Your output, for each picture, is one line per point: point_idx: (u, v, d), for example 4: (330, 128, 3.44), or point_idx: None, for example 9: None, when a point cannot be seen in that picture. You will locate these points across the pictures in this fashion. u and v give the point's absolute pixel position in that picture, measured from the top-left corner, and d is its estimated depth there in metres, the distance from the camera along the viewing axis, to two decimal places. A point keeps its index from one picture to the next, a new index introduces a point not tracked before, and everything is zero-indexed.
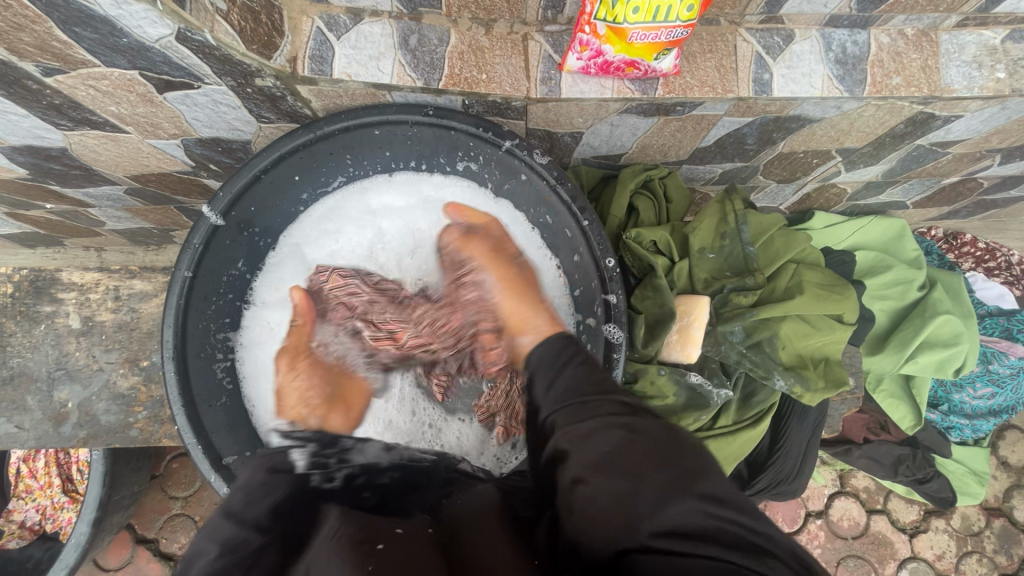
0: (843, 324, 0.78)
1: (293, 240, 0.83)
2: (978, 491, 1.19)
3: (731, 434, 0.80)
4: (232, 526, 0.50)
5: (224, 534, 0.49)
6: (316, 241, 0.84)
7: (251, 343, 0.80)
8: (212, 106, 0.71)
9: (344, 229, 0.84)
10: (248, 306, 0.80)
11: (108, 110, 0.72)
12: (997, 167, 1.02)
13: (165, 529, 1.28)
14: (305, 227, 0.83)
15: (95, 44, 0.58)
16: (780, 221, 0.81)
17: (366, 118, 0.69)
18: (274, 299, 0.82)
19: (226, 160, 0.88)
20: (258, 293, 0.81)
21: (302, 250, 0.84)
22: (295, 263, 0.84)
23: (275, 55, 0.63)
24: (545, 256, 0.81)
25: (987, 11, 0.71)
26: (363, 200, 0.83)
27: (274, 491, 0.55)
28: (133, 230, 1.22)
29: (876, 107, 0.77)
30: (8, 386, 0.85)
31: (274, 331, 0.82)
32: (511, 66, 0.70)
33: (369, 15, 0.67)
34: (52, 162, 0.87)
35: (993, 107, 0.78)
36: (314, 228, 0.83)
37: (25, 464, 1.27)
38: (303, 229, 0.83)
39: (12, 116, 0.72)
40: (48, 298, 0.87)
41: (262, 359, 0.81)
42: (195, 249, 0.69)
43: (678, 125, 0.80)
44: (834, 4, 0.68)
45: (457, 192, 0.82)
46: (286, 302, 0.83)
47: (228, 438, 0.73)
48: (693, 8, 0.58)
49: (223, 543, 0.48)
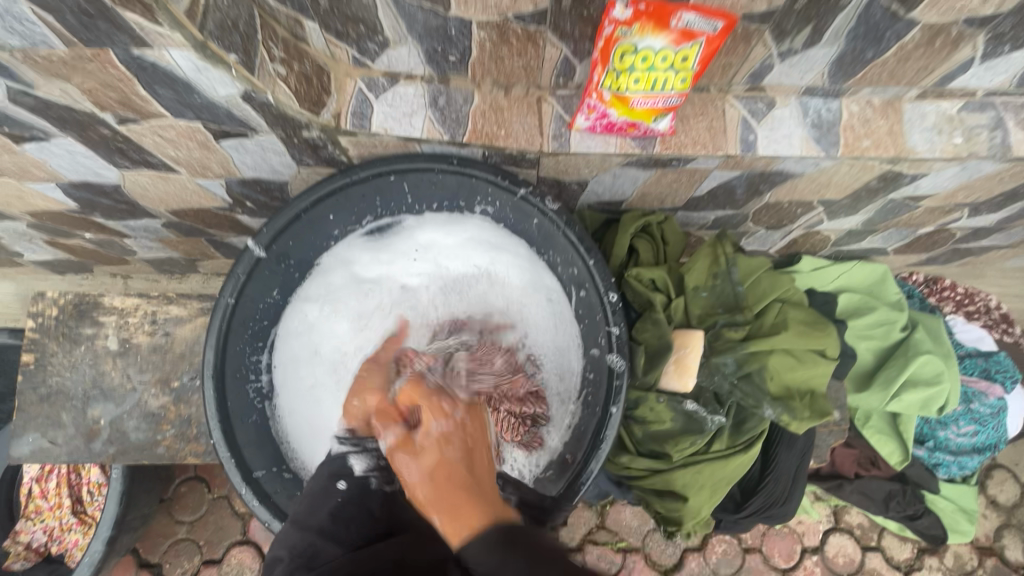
0: (825, 358, 0.85)
1: (342, 255, 0.87)
2: (968, 528, 1.23)
3: (724, 458, 0.85)
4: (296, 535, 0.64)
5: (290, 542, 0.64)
6: (369, 258, 0.88)
7: (290, 341, 0.85)
8: (260, 152, 0.80)
9: (395, 259, 0.89)
10: (284, 329, 0.85)
11: (166, 153, 0.80)
12: (966, 219, 1.12)
13: (169, 553, 1.29)
14: (353, 247, 0.87)
15: (170, 100, 0.66)
16: (767, 263, 0.88)
17: (397, 165, 0.79)
18: (315, 298, 0.86)
19: (263, 199, 0.96)
20: (305, 305, 0.86)
21: (350, 263, 0.88)
22: (343, 273, 0.88)
23: (322, 112, 0.72)
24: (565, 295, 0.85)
25: (943, 87, 0.81)
26: (411, 232, 0.88)
27: (333, 497, 0.69)
28: (161, 259, 1.30)
29: (850, 165, 0.86)
30: (45, 403, 0.91)
31: (313, 325, 0.86)
32: (527, 123, 0.79)
33: (404, 78, 0.77)
34: (103, 197, 0.96)
35: (954, 167, 0.87)
36: (365, 248, 0.88)
37: (37, 484, 1.30)
38: (351, 249, 0.87)
39: (79, 156, 0.81)
40: (89, 321, 0.93)
41: (296, 350, 0.85)
42: (239, 278, 0.77)
43: (674, 177, 0.89)
44: (809, 78, 0.78)
45: (500, 242, 0.87)
46: (326, 301, 0.87)
47: (257, 453, 0.79)
48: (686, 80, 0.68)
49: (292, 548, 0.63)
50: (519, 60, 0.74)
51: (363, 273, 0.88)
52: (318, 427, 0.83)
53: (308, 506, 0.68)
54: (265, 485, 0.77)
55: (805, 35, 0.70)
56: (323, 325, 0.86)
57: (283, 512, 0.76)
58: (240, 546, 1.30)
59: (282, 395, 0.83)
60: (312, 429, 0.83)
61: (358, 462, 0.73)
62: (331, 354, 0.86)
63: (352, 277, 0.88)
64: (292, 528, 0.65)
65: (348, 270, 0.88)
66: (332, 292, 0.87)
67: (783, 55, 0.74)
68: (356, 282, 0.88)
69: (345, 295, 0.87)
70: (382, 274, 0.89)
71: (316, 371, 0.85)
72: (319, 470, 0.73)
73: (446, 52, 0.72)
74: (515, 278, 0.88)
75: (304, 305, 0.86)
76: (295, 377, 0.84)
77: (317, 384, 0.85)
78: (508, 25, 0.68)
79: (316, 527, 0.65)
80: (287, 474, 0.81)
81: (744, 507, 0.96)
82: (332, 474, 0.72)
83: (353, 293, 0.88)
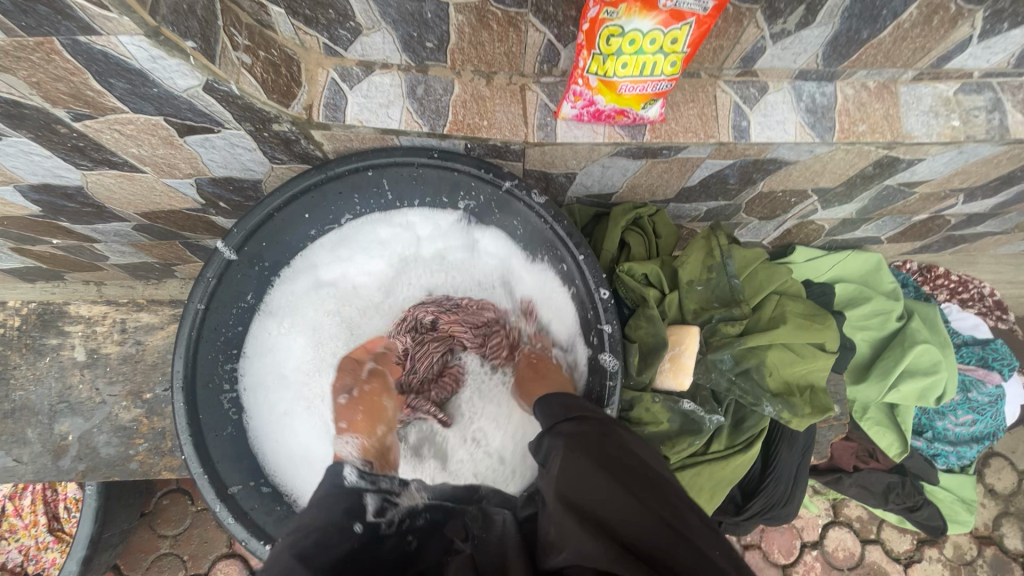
0: (825, 351, 0.82)
1: (309, 260, 0.84)
2: (968, 519, 1.22)
3: (723, 459, 0.82)
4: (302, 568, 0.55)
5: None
6: (330, 260, 0.85)
7: (256, 353, 0.81)
8: (229, 148, 0.75)
9: (352, 256, 0.86)
10: (257, 337, 0.81)
11: (129, 151, 0.76)
12: (961, 205, 1.10)
13: (151, 569, 1.24)
14: (321, 251, 0.84)
15: (126, 92, 0.62)
16: (763, 255, 0.85)
17: (375, 160, 0.74)
18: (279, 309, 0.83)
19: (236, 199, 0.92)
20: (273, 307, 0.83)
21: (315, 269, 0.85)
22: (306, 280, 0.85)
23: (292, 104, 0.68)
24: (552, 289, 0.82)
25: (939, 68, 0.78)
26: (373, 231, 0.85)
27: (350, 539, 0.62)
28: (135, 264, 1.24)
29: (846, 151, 0.84)
30: (9, 419, 0.86)
31: (275, 344, 0.83)
32: (510, 113, 0.75)
33: (380, 68, 0.73)
34: (66, 200, 0.91)
35: (950, 151, 0.85)
36: (328, 253, 0.85)
37: (10, 502, 1.24)
38: (318, 253, 0.84)
39: (35, 156, 0.76)
40: (54, 331, 0.88)
41: (261, 370, 0.82)
42: (209, 282, 0.72)
43: (665, 167, 0.86)
44: (802, 61, 0.75)
45: (457, 235, 0.86)
46: (289, 315, 0.84)
47: (233, 467, 0.75)
48: (676, 64, 0.65)
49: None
50: (500, 46, 0.70)
51: (324, 279, 0.86)
52: (296, 448, 0.82)
53: (313, 538, 0.59)
54: (242, 501, 0.73)
55: (798, 14, 0.67)
56: (286, 342, 0.84)
57: (262, 529, 0.73)
58: (226, 560, 1.25)
59: (255, 411, 0.80)
60: (290, 450, 0.82)
61: (372, 499, 0.72)
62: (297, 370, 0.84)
63: (315, 284, 0.85)
64: (296, 563, 0.55)
65: (311, 279, 0.85)
66: (296, 305, 0.84)
67: (775, 37, 0.71)
68: (316, 290, 0.85)
69: (309, 307, 0.85)
70: (342, 279, 0.87)
71: (282, 389, 0.83)
72: (325, 506, 0.65)
73: (423, 38, 0.68)
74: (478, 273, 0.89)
75: (268, 315, 0.82)
76: (262, 395, 0.81)
77: (291, 402, 0.83)
78: (487, 7, 0.65)
79: (313, 561, 0.56)
80: (266, 488, 0.77)
81: (745, 510, 0.93)
82: (346, 512, 0.65)
83: (316, 303, 0.85)
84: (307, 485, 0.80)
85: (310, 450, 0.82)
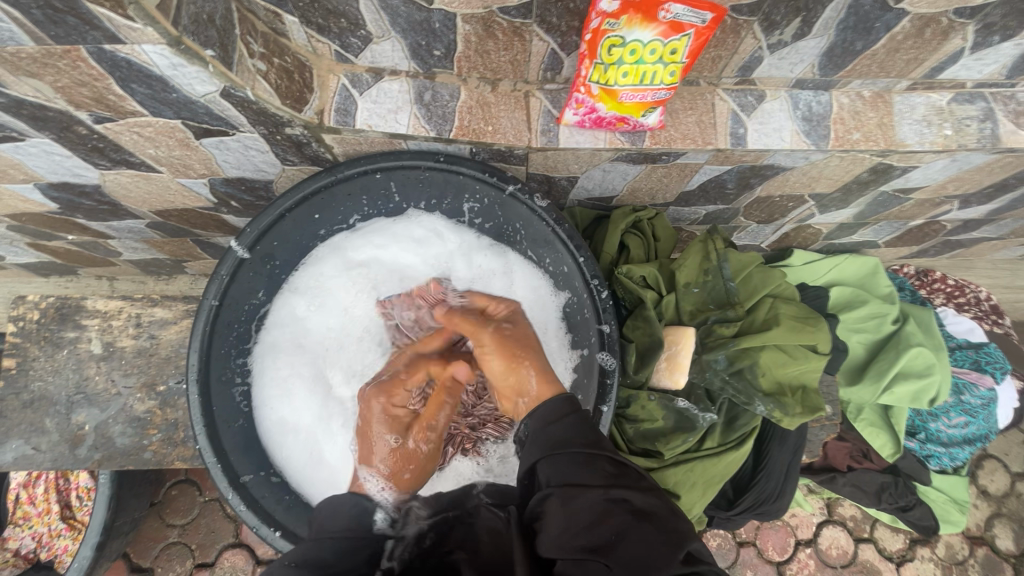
0: (816, 353, 0.84)
1: (338, 241, 0.85)
2: (959, 518, 1.25)
3: (716, 455, 0.85)
4: None
5: None
6: (361, 245, 0.86)
7: (280, 325, 0.83)
8: (243, 150, 0.78)
9: (386, 248, 0.87)
10: (272, 324, 0.83)
11: (147, 152, 0.78)
12: (957, 211, 1.12)
13: (160, 557, 1.28)
14: (354, 239, 0.86)
15: (146, 97, 0.65)
16: (757, 259, 0.88)
17: (383, 163, 0.77)
18: (306, 287, 0.85)
19: (248, 198, 0.94)
20: (298, 281, 0.84)
21: (343, 249, 0.86)
22: (335, 261, 0.85)
23: (305, 109, 0.70)
24: (548, 295, 0.83)
25: (933, 78, 0.80)
26: (408, 228, 0.86)
27: None
28: (147, 260, 1.28)
29: (841, 158, 0.86)
30: (28, 409, 0.89)
31: (301, 320, 0.85)
32: (514, 119, 0.78)
33: (389, 74, 0.75)
34: (84, 198, 0.94)
35: (944, 159, 0.87)
36: (363, 239, 0.86)
37: (24, 490, 1.27)
38: (351, 241, 0.86)
39: (56, 156, 0.79)
40: (72, 324, 0.91)
41: (277, 339, 0.83)
42: (223, 279, 0.76)
43: (665, 172, 0.88)
44: (799, 70, 0.77)
45: (489, 257, 0.85)
46: (315, 292, 0.85)
47: (244, 457, 0.78)
48: (674, 74, 0.67)
49: None
50: (505, 54, 0.73)
51: (353, 262, 0.86)
52: (292, 419, 0.82)
53: None
54: (252, 490, 0.76)
55: (794, 26, 0.69)
56: (311, 321, 0.85)
57: (271, 516, 0.76)
58: (233, 549, 1.29)
59: (261, 382, 0.81)
60: (283, 419, 0.82)
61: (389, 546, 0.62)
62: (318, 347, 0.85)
63: (343, 265, 0.86)
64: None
65: (339, 261, 0.86)
66: (323, 285, 0.85)
67: (772, 47, 0.73)
68: (347, 271, 0.86)
69: (335, 288, 0.86)
70: (373, 265, 0.87)
71: (296, 359, 0.84)
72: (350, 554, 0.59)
73: (431, 46, 0.71)
74: (512, 299, 0.85)
75: (292, 295, 0.84)
76: (275, 365, 0.82)
77: (296, 372, 0.83)
78: (493, 18, 0.67)
79: None
80: (274, 479, 0.79)
81: (735, 505, 0.96)
82: (367, 560, 0.59)
83: (348, 285, 0.86)
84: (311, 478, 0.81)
85: (304, 421, 0.83)
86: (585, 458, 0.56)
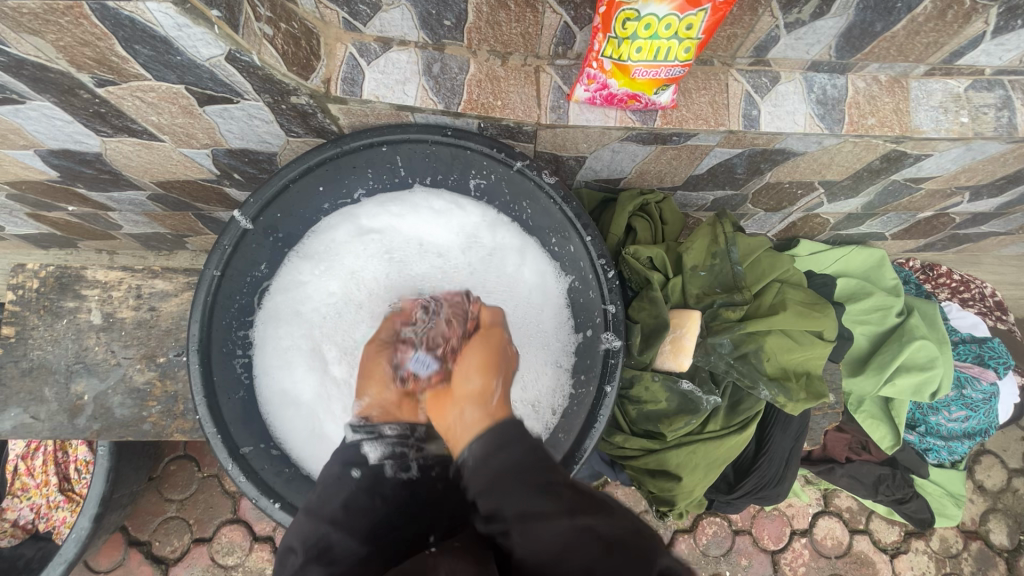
0: (822, 340, 0.84)
1: (351, 209, 0.84)
2: (956, 512, 1.24)
3: (718, 438, 0.85)
4: (311, 523, 0.62)
5: (303, 532, 0.61)
6: (376, 213, 0.84)
7: (285, 292, 0.83)
8: (247, 119, 0.77)
9: (404, 218, 0.85)
10: (276, 290, 0.82)
11: (149, 119, 0.77)
12: (967, 204, 1.11)
13: (158, 531, 1.28)
14: (368, 207, 0.85)
15: (150, 59, 0.63)
16: (767, 244, 0.87)
17: (389, 135, 0.76)
18: (313, 253, 0.84)
19: (251, 170, 0.93)
20: (308, 245, 0.84)
21: (356, 215, 0.84)
22: (346, 228, 0.84)
23: (311, 77, 0.69)
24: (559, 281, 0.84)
25: (951, 63, 0.78)
26: (425, 200, 0.85)
27: (347, 486, 0.66)
28: (148, 235, 1.27)
29: (853, 144, 0.85)
30: (27, 377, 0.88)
31: (304, 285, 0.84)
32: (524, 94, 0.76)
33: (398, 44, 0.74)
34: (84, 167, 0.92)
35: (958, 148, 0.86)
36: (378, 207, 0.84)
37: (23, 461, 1.27)
38: (366, 208, 0.84)
39: (57, 121, 0.78)
40: (72, 294, 0.91)
41: (280, 305, 0.82)
42: (224, 249, 0.75)
43: (674, 154, 0.87)
44: (815, 51, 0.76)
45: (514, 233, 0.85)
46: (322, 258, 0.84)
47: (245, 429, 0.77)
48: (689, 51, 0.65)
49: (304, 538, 0.60)
50: (517, 27, 0.71)
51: (367, 229, 0.85)
52: (292, 391, 0.82)
53: (318, 494, 0.65)
54: (252, 462, 0.76)
55: (813, 5, 0.68)
56: (318, 286, 0.83)
57: (271, 489, 0.75)
58: (230, 525, 1.29)
59: (262, 350, 0.81)
60: (283, 389, 0.81)
61: (374, 450, 0.70)
62: (320, 312, 0.83)
63: (356, 232, 0.84)
64: (304, 517, 0.62)
65: (351, 227, 0.84)
66: (331, 251, 0.84)
67: (789, 27, 0.71)
68: (359, 237, 0.84)
69: (343, 254, 0.84)
70: (387, 231, 0.85)
71: (299, 324, 0.83)
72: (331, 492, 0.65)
73: (441, 16, 0.69)
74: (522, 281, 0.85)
75: (300, 260, 0.84)
76: (277, 332, 0.82)
77: (301, 341, 0.83)
78: None
79: (326, 516, 0.63)
80: (274, 451, 0.79)
81: (736, 488, 0.96)
82: (344, 464, 0.68)
83: (357, 250, 0.84)
84: (312, 453, 0.80)
85: (302, 394, 0.82)
86: (541, 484, 0.53)
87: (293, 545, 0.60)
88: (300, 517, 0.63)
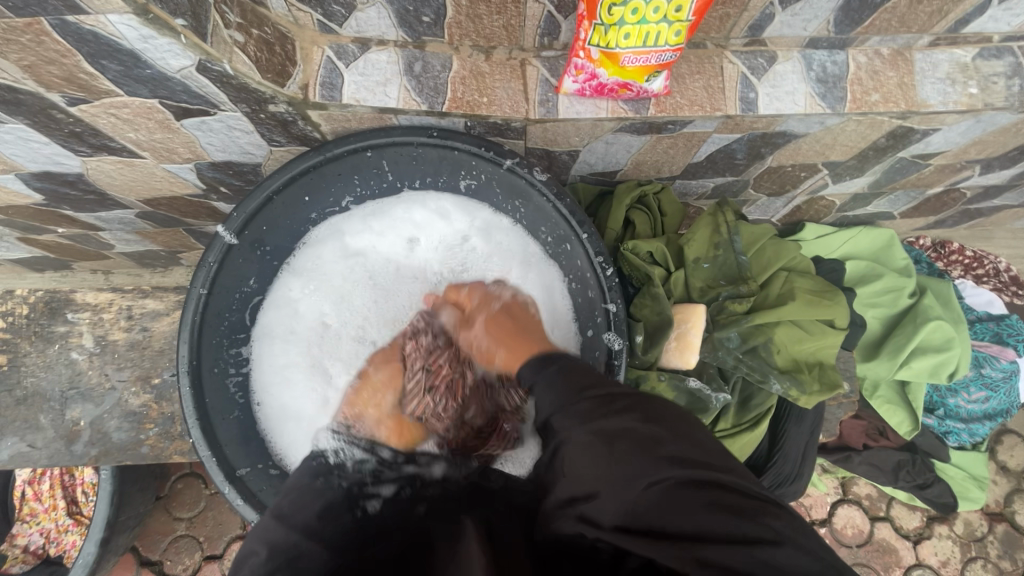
0: (834, 328, 0.81)
1: (337, 224, 0.84)
2: (979, 495, 1.20)
3: (731, 437, 0.83)
4: (279, 530, 0.57)
5: (270, 537, 0.56)
6: (360, 229, 0.85)
7: (277, 309, 0.83)
8: (226, 131, 0.74)
9: (385, 232, 0.86)
10: (268, 305, 0.82)
11: (126, 136, 0.75)
12: (978, 177, 1.06)
13: (169, 550, 1.27)
14: (353, 222, 0.85)
15: (119, 75, 0.61)
16: (770, 231, 0.84)
17: (373, 140, 0.73)
18: (304, 270, 0.84)
19: (236, 183, 0.91)
20: (297, 260, 0.83)
21: (342, 232, 0.84)
22: (334, 245, 0.85)
23: (287, 83, 0.66)
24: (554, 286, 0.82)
25: (957, 31, 0.75)
26: (410, 210, 0.85)
27: (322, 497, 0.64)
28: (141, 252, 1.25)
29: (858, 122, 0.81)
30: (22, 406, 0.87)
31: (297, 302, 0.84)
32: (510, 89, 0.73)
33: (376, 45, 0.71)
34: (68, 188, 0.91)
35: (968, 121, 0.82)
36: (363, 222, 0.85)
37: (30, 487, 1.27)
38: (351, 223, 0.85)
39: (34, 144, 0.76)
40: (62, 318, 0.89)
41: (274, 322, 0.82)
42: (210, 266, 0.72)
43: (670, 142, 0.84)
44: (812, 27, 0.73)
45: (511, 237, 0.84)
46: (311, 274, 0.84)
47: (240, 450, 0.76)
48: (680, 33, 0.61)
49: (270, 544, 0.55)
50: (499, 19, 0.68)
51: (351, 246, 0.85)
52: (290, 406, 0.81)
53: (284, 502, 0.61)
54: (250, 483, 0.74)
55: None
56: (308, 303, 0.84)
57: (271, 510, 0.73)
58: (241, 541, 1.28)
59: (260, 369, 0.81)
60: (283, 406, 0.81)
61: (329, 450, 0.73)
62: (312, 329, 0.84)
63: (343, 248, 0.85)
64: (273, 521, 0.58)
65: (338, 244, 0.85)
66: (321, 268, 0.85)
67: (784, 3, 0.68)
68: (345, 255, 0.85)
69: (333, 272, 0.85)
70: (371, 250, 0.86)
71: (293, 342, 0.83)
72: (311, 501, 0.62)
73: (419, 12, 0.66)
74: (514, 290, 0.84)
75: (291, 276, 0.83)
76: (273, 350, 0.82)
77: (297, 358, 0.83)
78: None
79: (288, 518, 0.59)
80: (273, 471, 0.78)
81: None
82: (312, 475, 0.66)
83: (344, 270, 0.85)
84: None
85: (302, 408, 0.82)
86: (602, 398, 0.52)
87: (255, 547, 0.55)
88: (266, 520, 0.59)
